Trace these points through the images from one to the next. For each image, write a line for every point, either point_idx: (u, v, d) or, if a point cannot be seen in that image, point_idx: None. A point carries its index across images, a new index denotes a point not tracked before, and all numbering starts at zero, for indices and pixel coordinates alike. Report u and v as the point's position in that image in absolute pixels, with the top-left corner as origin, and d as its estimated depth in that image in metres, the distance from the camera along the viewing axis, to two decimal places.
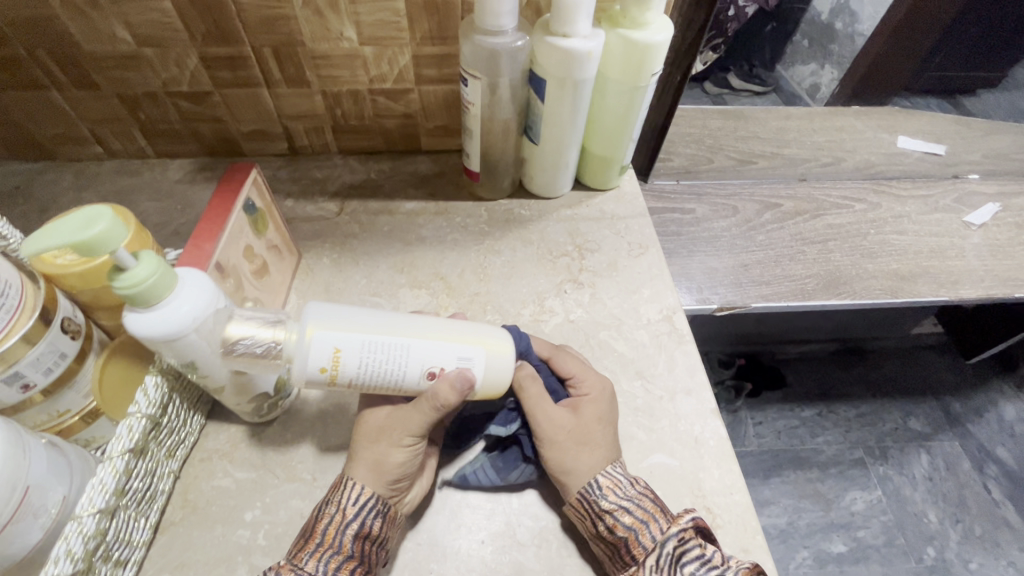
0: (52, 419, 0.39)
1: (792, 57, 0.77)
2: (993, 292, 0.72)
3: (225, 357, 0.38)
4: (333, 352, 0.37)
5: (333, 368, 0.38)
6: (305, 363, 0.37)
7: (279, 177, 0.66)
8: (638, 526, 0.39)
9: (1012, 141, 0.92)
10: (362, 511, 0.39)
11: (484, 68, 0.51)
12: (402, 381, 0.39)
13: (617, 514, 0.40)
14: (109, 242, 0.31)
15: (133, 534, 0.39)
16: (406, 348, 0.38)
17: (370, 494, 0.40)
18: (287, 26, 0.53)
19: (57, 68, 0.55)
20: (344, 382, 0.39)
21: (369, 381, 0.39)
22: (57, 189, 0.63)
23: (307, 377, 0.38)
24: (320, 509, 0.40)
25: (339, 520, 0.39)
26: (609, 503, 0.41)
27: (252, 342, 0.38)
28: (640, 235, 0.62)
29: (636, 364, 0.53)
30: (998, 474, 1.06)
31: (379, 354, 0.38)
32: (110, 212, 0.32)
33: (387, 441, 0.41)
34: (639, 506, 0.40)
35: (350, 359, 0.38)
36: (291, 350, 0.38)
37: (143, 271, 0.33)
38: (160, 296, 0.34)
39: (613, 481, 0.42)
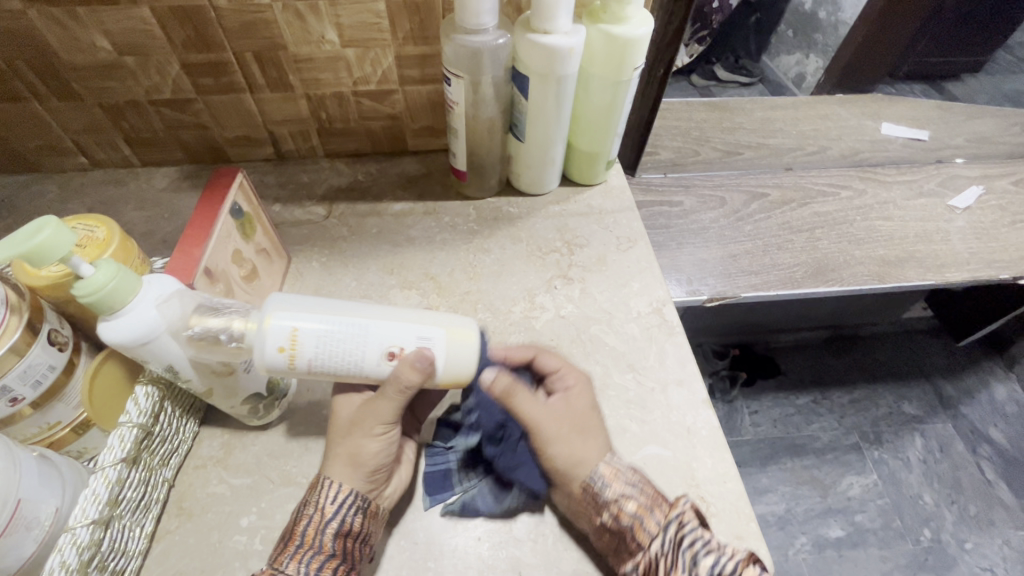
0: (43, 432, 0.38)
1: (777, 47, 0.76)
2: (979, 275, 0.73)
3: (188, 345, 0.38)
4: (290, 332, 0.37)
5: (292, 348, 0.38)
6: (263, 348, 0.37)
7: (265, 182, 0.66)
8: (642, 512, 0.40)
9: (993, 125, 0.93)
10: (340, 510, 0.39)
11: (466, 66, 0.51)
12: (363, 366, 0.39)
13: (622, 501, 0.41)
14: (58, 250, 0.32)
15: (129, 544, 0.39)
16: (365, 330, 0.38)
17: (348, 491, 0.40)
18: (268, 30, 0.52)
19: (37, 80, 0.54)
20: (302, 366, 0.38)
21: (329, 365, 0.38)
22: (42, 201, 0.63)
23: (269, 363, 0.38)
24: (300, 510, 0.40)
25: (318, 520, 0.39)
26: (614, 492, 0.41)
27: (212, 326, 0.38)
28: (628, 229, 0.63)
29: (628, 357, 0.53)
30: (991, 455, 1.07)
31: (337, 333, 0.38)
32: (54, 221, 0.32)
33: (361, 431, 0.41)
34: (642, 492, 0.41)
35: (309, 339, 0.38)
36: (252, 338, 0.38)
37: (103, 277, 0.34)
38: (125, 300, 0.35)
39: (615, 470, 0.42)
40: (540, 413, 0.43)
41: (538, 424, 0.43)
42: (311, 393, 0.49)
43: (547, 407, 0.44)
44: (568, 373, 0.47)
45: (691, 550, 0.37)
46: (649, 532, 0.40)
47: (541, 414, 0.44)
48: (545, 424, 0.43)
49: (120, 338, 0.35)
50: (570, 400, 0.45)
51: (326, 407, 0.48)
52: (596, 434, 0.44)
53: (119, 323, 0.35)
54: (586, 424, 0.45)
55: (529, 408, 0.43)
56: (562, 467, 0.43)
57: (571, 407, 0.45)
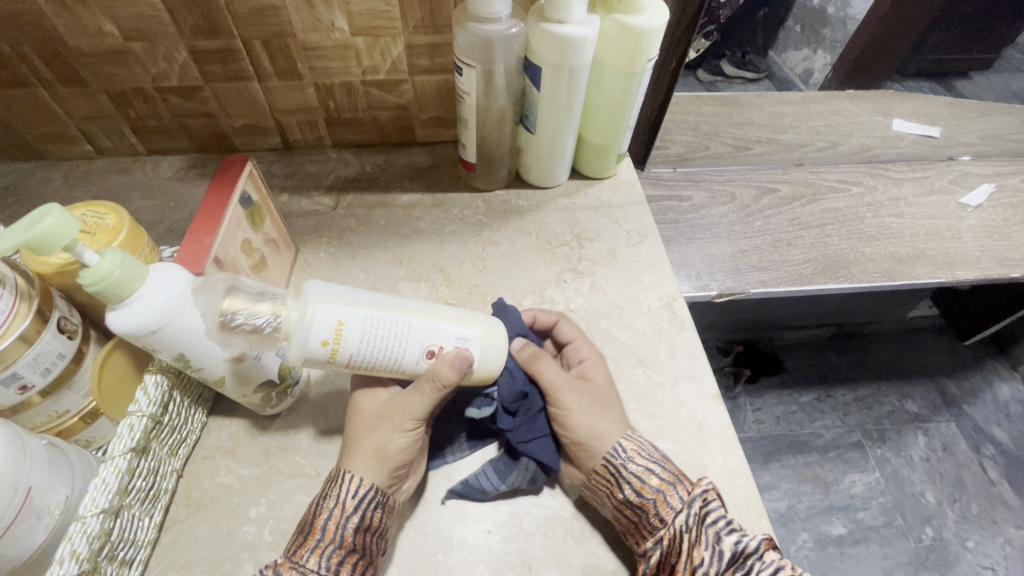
0: (52, 420, 0.38)
1: (784, 41, 0.73)
2: (989, 274, 0.73)
3: (220, 335, 0.38)
4: (336, 325, 0.37)
5: (335, 342, 0.37)
6: (307, 340, 0.37)
7: (273, 172, 0.65)
8: (665, 488, 0.40)
9: (1006, 123, 0.93)
10: (362, 504, 0.39)
11: (479, 55, 0.50)
12: (401, 363, 0.39)
13: (645, 475, 0.41)
14: (61, 238, 0.31)
15: (138, 534, 0.38)
16: (408, 327, 0.38)
17: (369, 487, 0.39)
18: (277, 17, 0.52)
19: (43, 66, 0.54)
20: (342, 359, 0.38)
21: (369, 359, 0.38)
22: (48, 188, 0.63)
23: (308, 355, 0.37)
24: (318, 503, 0.39)
25: (339, 514, 0.38)
26: (636, 466, 0.42)
27: (250, 314, 0.38)
28: (638, 223, 0.62)
29: (638, 351, 0.53)
30: (995, 454, 1.07)
31: (381, 328, 0.38)
32: (58, 208, 0.32)
33: (388, 426, 0.40)
34: (665, 468, 0.42)
35: (353, 333, 0.37)
36: (292, 326, 0.37)
37: (108, 265, 0.33)
38: (132, 287, 0.34)
39: (636, 444, 0.43)
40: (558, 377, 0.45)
41: (560, 389, 0.45)
42: (320, 384, 0.49)
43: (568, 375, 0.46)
44: (584, 344, 0.49)
45: (714, 527, 0.38)
46: (672, 507, 0.40)
47: (563, 381, 0.45)
48: (569, 390, 0.45)
49: (131, 328, 0.34)
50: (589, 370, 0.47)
51: (335, 398, 0.48)
52: (615, 408, 0.45)
53: (127, 312, 0.34)
54: (607, 399, 0.46)
55: (551, 373, 0.45)
56: (584, 437, 0.44)
57: (591, 380, 0.46)
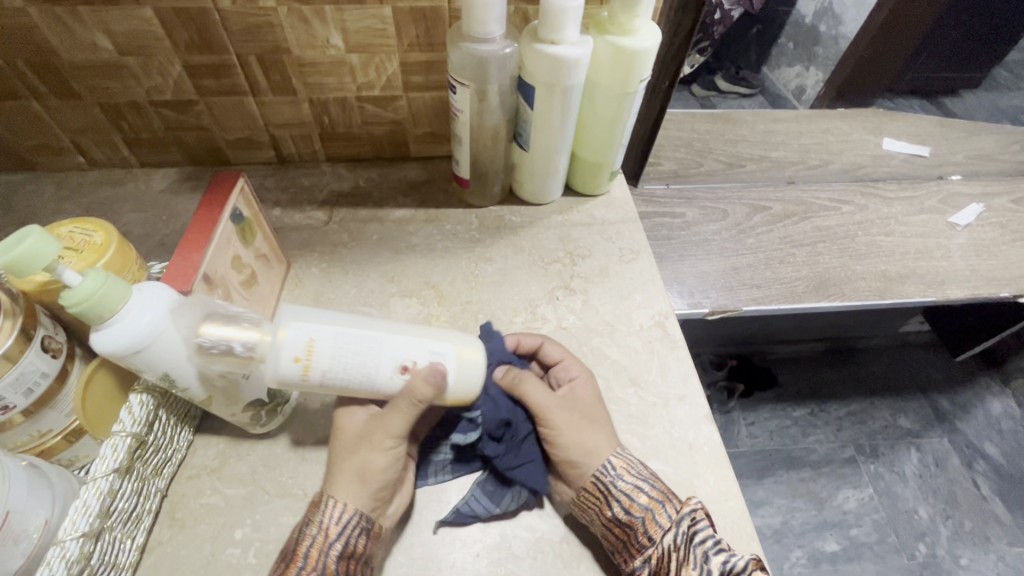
0: (34, 440, 0.37)
1: (777, 59, 0.78)
2: (979, 292, 0.73)
3: (199, 356, 0.38)
4: (307, 342, 0.37)
5: (307, 359, 0.37)
6: (278, 359, 0.37)
7: (266, 185, 0.65)
8: (654, 506, 0.40)
9: (994, 142, 0.93)
10: (345, 530, 0.38)
11: (473, 75, 0.50)
12: (376, 380, 0.38)
13: (633, 493, 0.41)
14: (41, 259, 0.31)
15: (119, 557, 0.38)
16: (379, 343, 0.38)
17: (353, 511, 0.39)
18: (273, 34, 0.52)
19: (37, 78, 0.53)
20: (315, 378, 0.38)
21: (342, 377, 0.38)
22: (39, 200, 0.62)
23: (282, 375, 0.38)
24: (301, 530, 0.39)
25: (322, 540, 0.38)
26: (625, 483, 0.42)
27: (223, 336, 0.38)
28: (631, 240, 0.62)
29: (629, 370, 0.53)
30: (987, 469, 1.07)
31: (352, 343, 0.38)
32: (37, 230, 0.31)
33: (368, 446, 0.40)
34: (654, 486, 0.42)
35: (325, 348, 0.37)
36: (264, 349, 0.38)
37: (91, 284, 0.33)
38: (114, 307, 0.34)
39: (625, 461, 0.43)
40: (541, 397, 0.45)
41: (547, 411, 0.45)
42: (310, 402, 0.48)
43: (554, 396, 0.46)
44: (572, 362, 0.48)
45: (703, 546, 0.38)
46: (660, 525, 0.40)
47: (547, 401, 0.45)
48: (556, 412, 0.45)
49: (117, 349, 0.34)
50: (576, 388, 0.46)
51: (324, 417, 0.47)
52: (604, 425, 0.45)
53: (112, 331, 0.34)
54: (596, 414, 0.45)
55: (539, 395, 0.45)
56: (574, 455, 0.43)
57: (579, 397, 0.46)
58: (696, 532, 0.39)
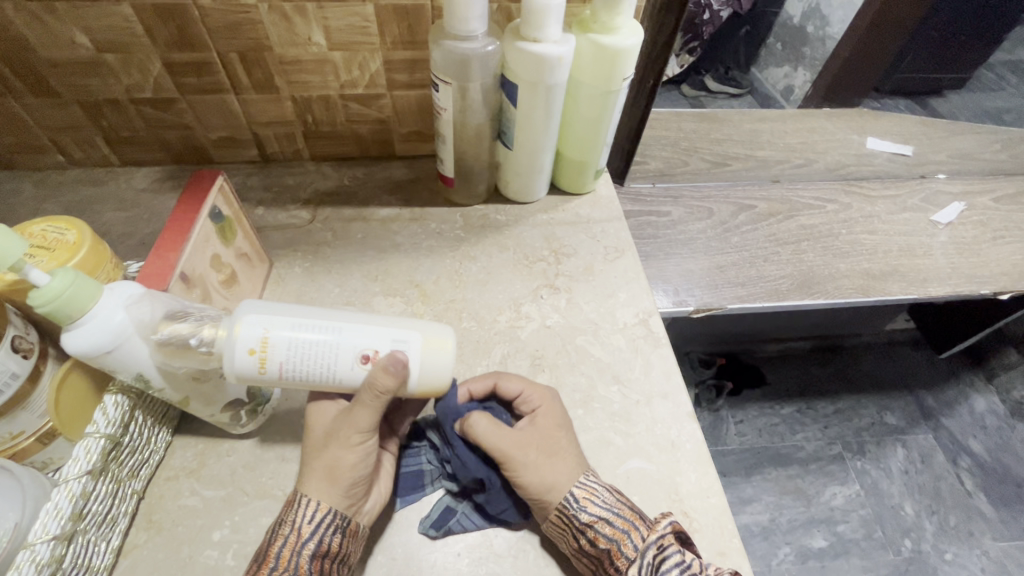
0: (6, 441, 0.37)
1: (766, 59, 0.84)
2: (960, 290, 0.74)
3: (157, 351, 0.36)
4: (262, 333, 0.37)
5: (263, 351, 0.37)
6: (233, 352, 0.36)
7: (249, 184, 0.64)
8: (620, 537, 0.40)
9: (977, 141, 0.94)
10: (318, 530, 0.38)
11: (455, 73, 0.50)
12: (336, 370, 0.38)
13: (598, 526, 0.40)
14: (4, 259, 0.30)
15: (93, 560, 0.37)
16: (337, 333, 0.38)
17: (326, 510, 0.38)
18: (253, 31, 0.52)
19: (12, 75, 0.53)
20: (274, 370, 0.37)
21: (301, 368, 0.38)
22: (17, 199, 0.61)
23: (240, 370, 0.37)
24: (274, 530, 0.38)
25: (294, 540, 0.37)
26: (589, 516, 0.41)
27: (182, 332, 0.37)
28: (616, 239, 0.62)
29: (613, 368, 0.53)
30: (971, 466, 1.08)
31: (307, 335, 0.37)
32: (2, 228, 0.31)
33: (338, 443, 0.39)
34: (619, 514, 0.41)
35: (280, 340, 0.37)
36: (221, 346, 0.37)
37: (58, 284, 0.32)
38: (83, 307, 0.33)
39: (589, 491, 0.42)
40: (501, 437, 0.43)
41: (506, 454, 0.42)
42: (291, 402, 0.48)
43: (512, 432, 0.44)
44: (534, 391, 0.47)
45: (670, 574, 0.38)
46: (627, 557, 0.40)
47: (503, 441, 0.43)
48: (515, 452, 0.43)
49: (89, 347, 0.34)
50: (538, 422, 0.45)
51: (305, 417, 0.47)
52: (568, 454, 0.44)
53: (83, 330, 0.34)
54: (556, 446, 0.44)
55: (496, 437, 0.43)
56: (536, 494, 0.42)
57: (538, 429, 0.44)
58: (665, 556, 0.39)
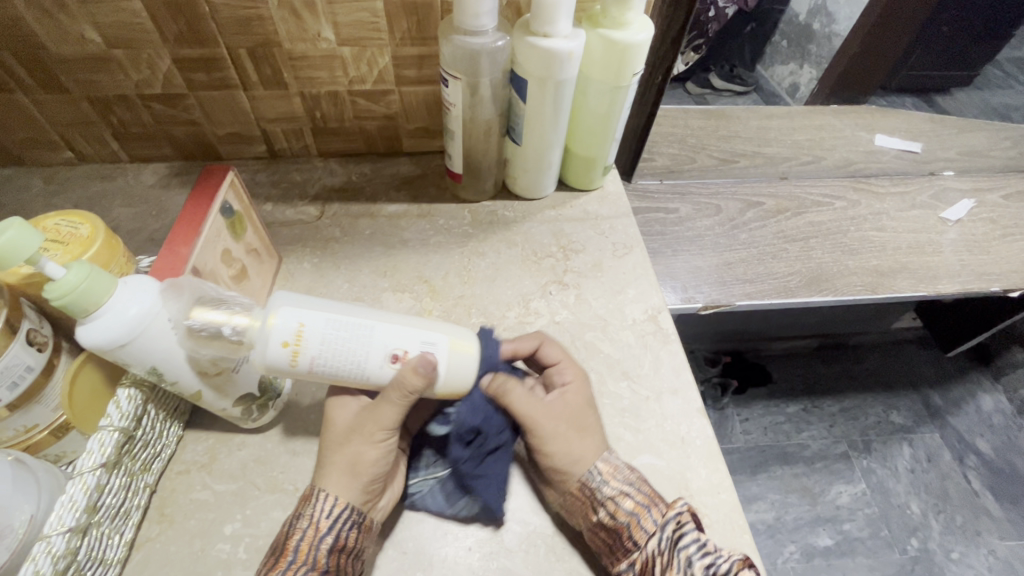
0: (19, 434, 0.37)
1: (772, 57, 0.76)
2: (969, 288, 0.73)
3: (189, 338, 0.37)
4: (296, 327, 0.37)
5: (296, 344, 0.37)
6: (267, 345, 0.37)
7: (257, 180, 0.65)
8: (640, 511, 0.41)
9: (985, 139, 0.94)
10: (336, 524, 0.38)
11: (465, 68, 0.50)
12: (365, 368, 0.38)
13: (619, 498, 0.41)
14: (21, 252, 0.30)
15: (107, 552, 0.37)
16: (371, 331, 0.38)
17: (344, 505, 0.39)
18: (263, 27, 0.52)
19: (23, 72, 0.53)
20: (305, 364, 0.37)
21: (332, 363, 0.38)
22: (27, 195, 0.62)
23: (271, 361, 0.37)
24: (291, 523, 0.39)
25: (312, 534, 0.38)
26: (610, 489, 0.42)
27: (213, 320, 0.38)
28: (624, 235, 0.62)
29: (622, 364, 0.53)
30: (978, 465, 1.07)
31: (342, 331, 0.37)
32: (19, 221, 0.31)
33: (360, 438, 0.40)
34: (640, 490, 0.42)
35: (314, 335, 0.37)
36: (253, 335, 0.38)
37: (74, 277, 0.32)
38: (98, 300, 0.33)
39: (612, 467, 0.43)
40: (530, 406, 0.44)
41: (535, 419, 0.43)
42: (302, 397, 0.48)
43: (542, 403, 0.45)
44: (568, 366, 0.48)
45: (686, 550, 0.38)
46: (645, 531, 0.40)
47: (535, 409, 0.44)
48: (545, 421, 0.44)
49: (103, 341, 0.34)
50: (567, 397, 0.46)
51: (316, 411, 0.47)
52: (592, 432, 0.45)
53: (97, 324, 0.34)
54: (584, 421, 0.45)
55: (525, 404, 0.44)
56: (561, 463, 0.43)
57: (567, 403, 0.45)
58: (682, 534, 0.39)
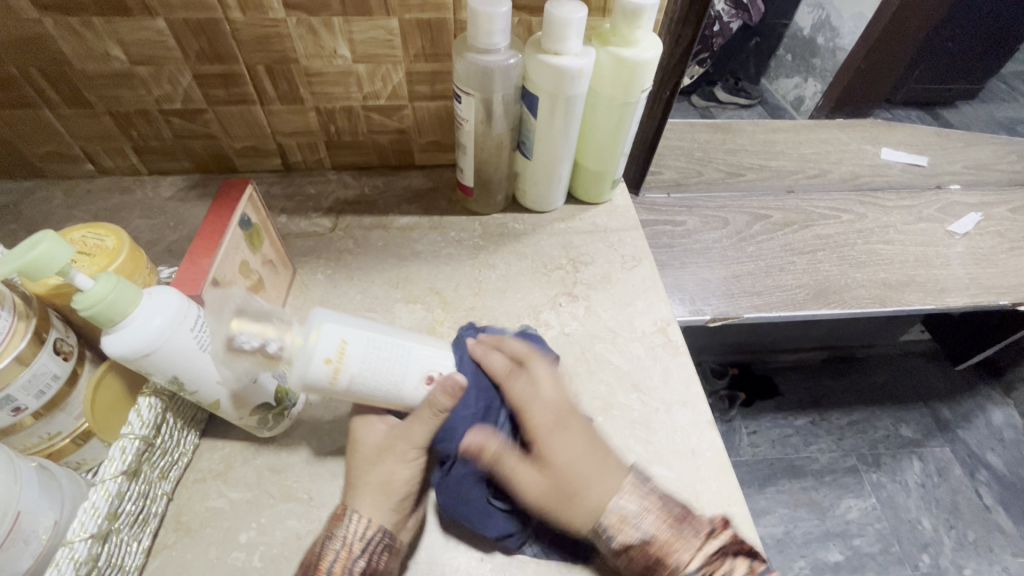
0: (43, 442, 0.38)
1: (776, 70, 0.78)
2: (978, 301, 0.74)
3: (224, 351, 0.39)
4: (340, 343, 0.38)
5: (338, 361, 0.38)
6: (310, 362, 0.38)
7: (272, 193, 0.66)
8: (668, 540, 0.38)
9: (990, 152, 0.94)
10: (368, 546, 0.38)
11: (478, 84, 0.51)
12: (401, 389, 0.40)
13: (644, 536, 0.38)
14: (53, 263, 0.32)
15: (126, 559, 0.38)
16: (409, 353, 0.40)
17: (376, 528, 0.39)
18: (280, 45, 0.53)
19: (49, 88, 0.54)
20: (343, 382, 0.39)
21: (369, 384, 0.39)
22: (48, 207, 0.63)
23: (310, 378, 0.38)
24: (323, 542, 0.38)
25: (345, 556, 0.38)
26: (632, 531, 0.38)
27: (251, 333, 0.40)
28: (633, 248, 0.63)
29: (632, 376, 0.53)
30: (990, 479, 1.07)
31: (384, 349, 0.39)
32: (52, 233, 0.32)
33: (393, 458, 0.41)
34: (662, 521, 0.38)
35: (355, 352, 0.39)
36: (297, 352, 0.39)
37: (101, 289, 0.33)
38: (125, 311, 0.34)
39: (622, 514, 0.38)
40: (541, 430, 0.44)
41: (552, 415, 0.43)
42: (315, 406, 0.49)
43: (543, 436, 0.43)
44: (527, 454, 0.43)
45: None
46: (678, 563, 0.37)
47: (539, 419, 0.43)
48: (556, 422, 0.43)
49: (127, 350, 0.35)
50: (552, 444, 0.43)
51: (329, 422, 0.48)
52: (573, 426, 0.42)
53: (122, 333, 0.35)
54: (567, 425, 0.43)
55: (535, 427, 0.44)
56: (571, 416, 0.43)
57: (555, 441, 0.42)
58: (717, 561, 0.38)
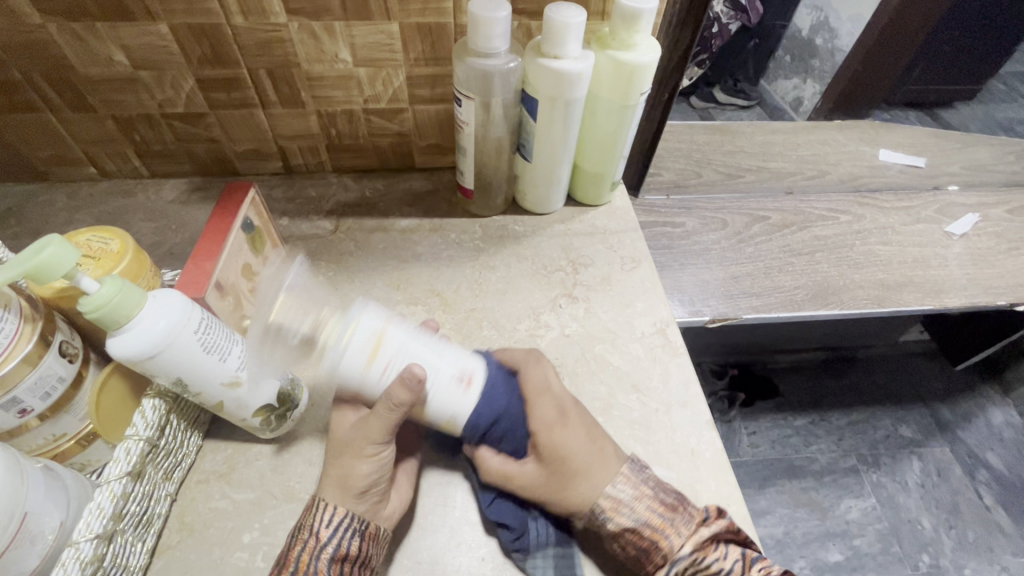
0: (48, 443, 0.38)
1: (775, 71, 0.81)
2: (976, 301, 0.74)
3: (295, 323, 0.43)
4: (377, 333, 0.39)
5: (374, 351, 0.39)
6: (346, 349, 0.39)
7: (274, 195, 0.66)
8: (660, 529, 0.40)
9: (989, 153, 0.95)
10: (338, 533, 0.39)
11: (478, 88, 0.52)
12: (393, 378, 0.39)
13: (636, 526, 0.40)
14: (59, 266, 0.32)
15: (131, 559, 0.38)
16: (440, 353, 0.41)
17: (343, 514, 0.39)
18: (282, 49, 0.53)
19: (52, 92, 0.55)
20: (376, 371, 0.39)
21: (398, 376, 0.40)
22: (50, 210, 0.63)
23: (346, 366, 0.39)
24: (294, 534, 0.39)
25: (313, 546, 0.38)
26: (623, 519, 0.40)
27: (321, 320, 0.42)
28: (632, 249, 0.63)
29: (632, 377, 0.54)
30: (990, 479, 1.07)
31: (417, 345, 0.40)
32: (58, 238, 0.33)
33: (350, 454, 0.41)
34: (654, 512, 0.40)
35: (392, 342, 0.40)
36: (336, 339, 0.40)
37: (106, 292, 0.34)
38: (130, 313, 0.35)
39: (615, 502, 0.40)
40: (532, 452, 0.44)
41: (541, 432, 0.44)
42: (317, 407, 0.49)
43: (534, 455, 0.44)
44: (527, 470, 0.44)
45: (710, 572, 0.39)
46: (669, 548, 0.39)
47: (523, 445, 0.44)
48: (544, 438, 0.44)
49: (132, 352, 0.35)
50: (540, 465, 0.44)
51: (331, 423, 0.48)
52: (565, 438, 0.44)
53: (127, 336, 0.35)
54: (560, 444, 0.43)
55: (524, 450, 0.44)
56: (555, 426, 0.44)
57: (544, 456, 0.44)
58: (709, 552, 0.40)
